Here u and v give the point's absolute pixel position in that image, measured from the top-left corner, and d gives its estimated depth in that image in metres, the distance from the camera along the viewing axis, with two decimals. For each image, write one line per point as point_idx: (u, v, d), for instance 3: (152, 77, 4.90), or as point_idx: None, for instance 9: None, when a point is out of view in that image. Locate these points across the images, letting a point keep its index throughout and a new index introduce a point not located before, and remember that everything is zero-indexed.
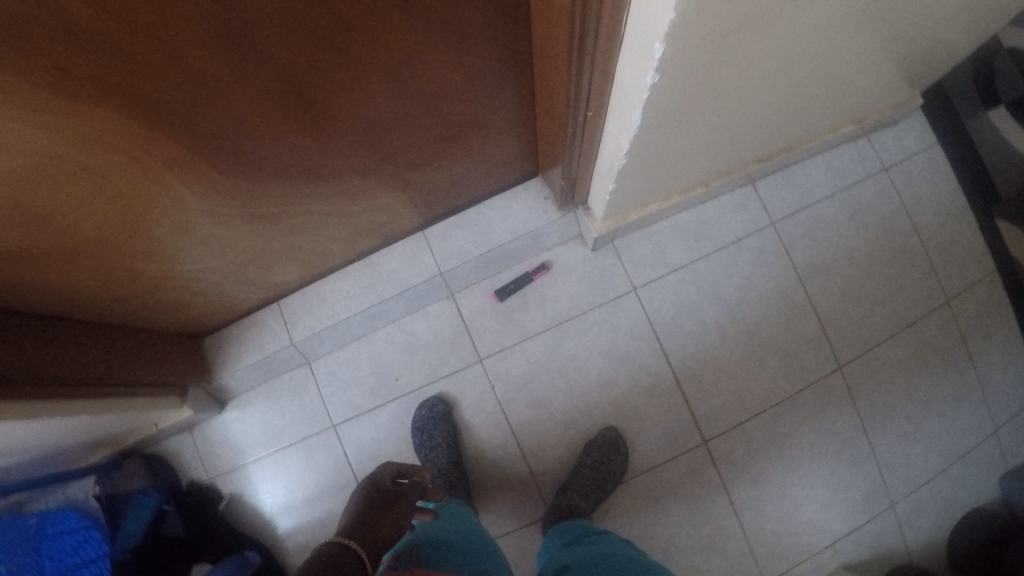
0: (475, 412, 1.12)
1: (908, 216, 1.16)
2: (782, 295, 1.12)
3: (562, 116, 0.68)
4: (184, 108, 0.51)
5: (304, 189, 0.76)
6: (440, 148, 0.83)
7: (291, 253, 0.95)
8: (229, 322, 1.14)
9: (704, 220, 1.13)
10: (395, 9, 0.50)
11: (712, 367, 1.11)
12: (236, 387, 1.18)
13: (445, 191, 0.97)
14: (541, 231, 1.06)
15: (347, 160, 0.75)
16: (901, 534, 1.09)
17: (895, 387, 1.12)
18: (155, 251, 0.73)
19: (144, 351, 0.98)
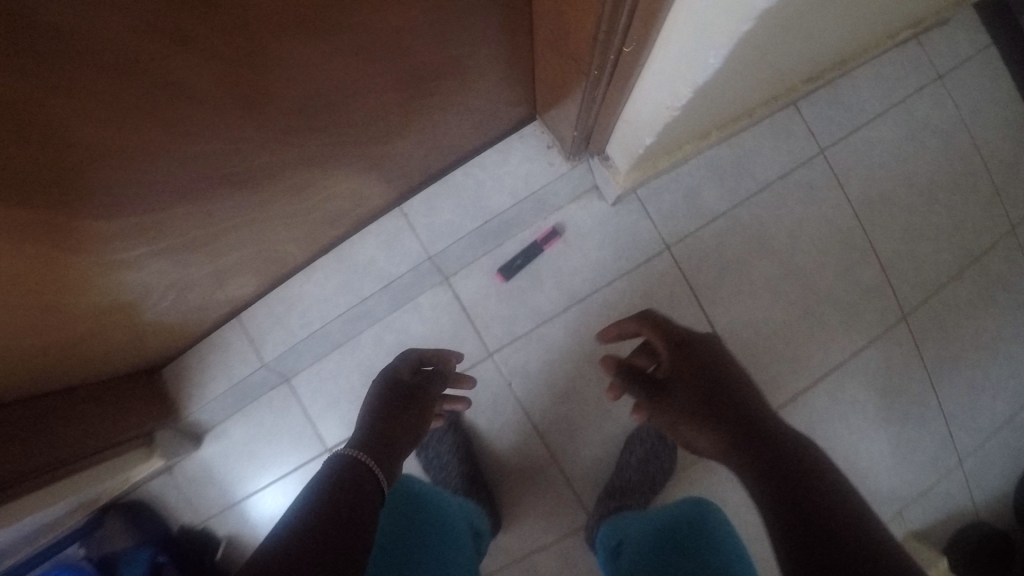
0: (493, 417, 0.92)
1: (969, 132, 1.01)
2: (836, 238, 0.96)
3: (584, 45, 0.46)
4: (52, 164, 0.37)
5: (255, 205, 0.60)
6: (419, 122, 0.66)
7: (239, 265, 0.75)
8: (188, 349, 0.98)
9: (743, 154, 0.92)
10: None
11: (764, 332, 0.93)
12: (209, 420, 1.02)
13: (421, 158, 0.75)
14: (549, 190, 0.85)
15: (305, 160, 0.59)
16: (968, 491, 0.98)
17: (962, 332, 0.99)
18: (50, 317, 0.54)
19: (80, 412, 0.79)
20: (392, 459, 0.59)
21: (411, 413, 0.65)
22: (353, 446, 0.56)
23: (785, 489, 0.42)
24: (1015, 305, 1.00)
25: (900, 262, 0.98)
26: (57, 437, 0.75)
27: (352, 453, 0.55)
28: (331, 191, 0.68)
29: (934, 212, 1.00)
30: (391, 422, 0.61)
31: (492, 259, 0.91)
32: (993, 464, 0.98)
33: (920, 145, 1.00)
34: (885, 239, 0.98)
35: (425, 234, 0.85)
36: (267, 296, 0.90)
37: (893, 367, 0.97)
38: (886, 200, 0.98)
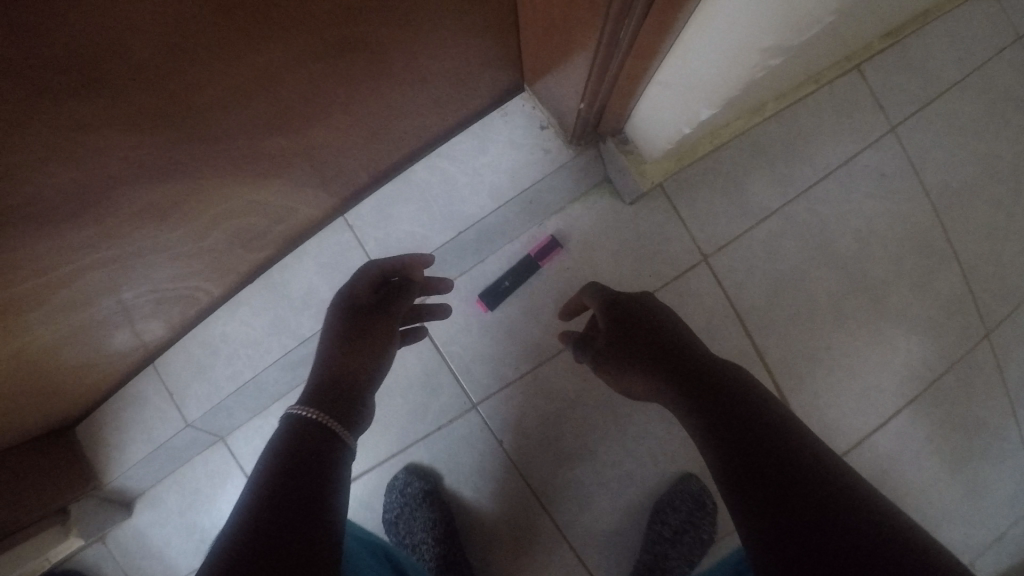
0: (480, 486, 0.69)
1: None
2: (911, 237, 0.75)
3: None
4: None
5: (142, 247, 0.43)
6: (376, 127, 0.49)
7: (121, 314, 0.54)
8: (101, 404, 0.79)
9: (795, 135, 0.72)
10: None
11: (824, 361, 0.73)
12: (140, 485, 0.83)
13: (360, 148, 0.51)
14: (542, 187, 0.65)
15: (222, 189, 0.42)
16: None
17: None
18: None
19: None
20: (357, 400, 0.48)
21: (374, 347, 0.52)
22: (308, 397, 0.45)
23: (751, 442, 0.37)
24: None
25: (987, 264, 0.77)
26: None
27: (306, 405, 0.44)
28: (224, 208, 0.45)
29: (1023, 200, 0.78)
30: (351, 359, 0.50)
31: (468, 280, 0.69)
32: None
33: (1002, 119, 0.79)
34: (966, 235, 0.76)
35: (378, 252, 0.65)
36: (186, 338, 0.70)
37: (971, 396, 0.76)
38: (966, 185, 0.77)
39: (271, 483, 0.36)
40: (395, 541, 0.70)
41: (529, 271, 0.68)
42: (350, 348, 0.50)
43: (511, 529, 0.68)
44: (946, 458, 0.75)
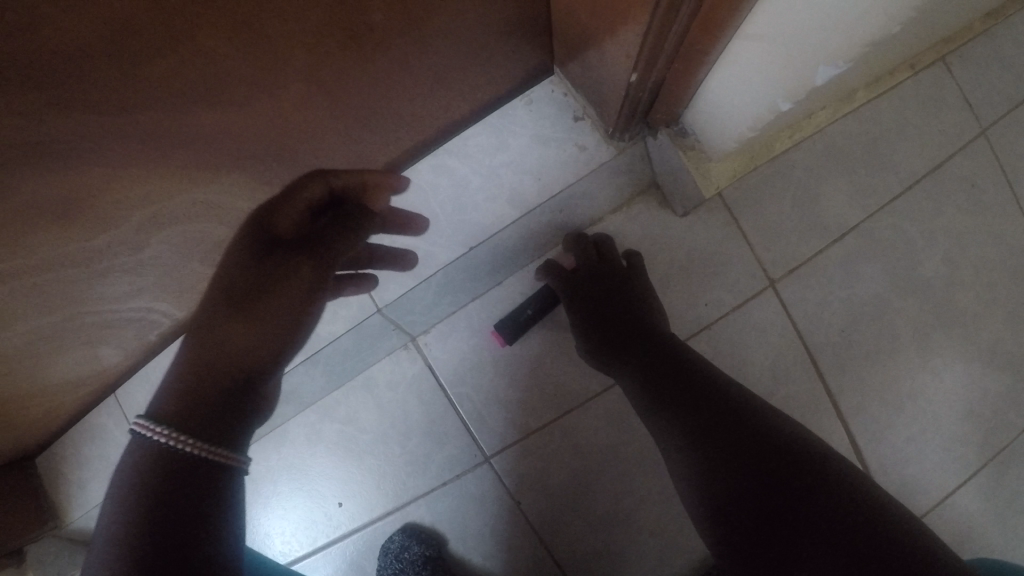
0: (491, 553, 0.58)
1: None
2: (1016, 259, 0.62)
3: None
4: None
5: (56, 262, 0.33)
6: (368, 108, 0.40)
7: (56, 343, 0.44)
8: (61, 437, 0.69)
9: (876, 137, 0.61)
10: None
11: (908, 408, 0.61)
12: None
13: (336, 131, 0.40)
14: (572, 196, 0.54)
15: (169, 182, 0.33)
16: None
17: None
18: None
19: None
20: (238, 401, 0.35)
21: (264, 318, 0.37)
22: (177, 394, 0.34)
23: (732, 431, 0.40)
24: None
25: None
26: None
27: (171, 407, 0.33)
28: (158, 209, 0.34)
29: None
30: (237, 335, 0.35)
31: (482, 307, 0.59)
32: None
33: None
34: None
35: None
36: (149, 364, 0.61)
37: None
38: None
39: (136, 541, 0.29)
40: None
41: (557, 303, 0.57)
42: (236, 303, 0.36)
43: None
44: None
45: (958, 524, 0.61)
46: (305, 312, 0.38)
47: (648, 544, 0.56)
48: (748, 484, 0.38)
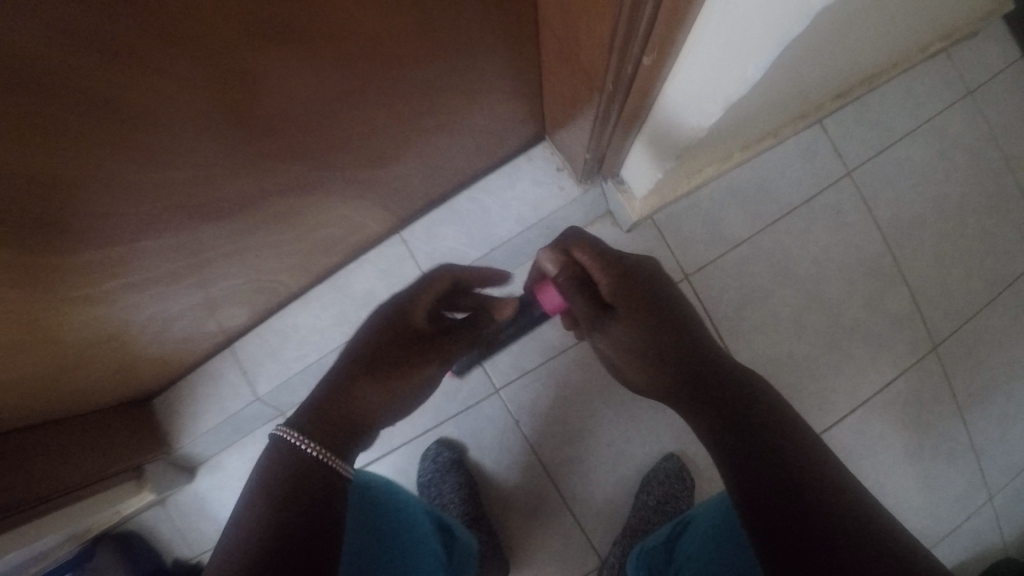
0: (498, 455, 0.91)
1: (1001, 149, 0.95)
2: (862, 263, 0.91)
3: (605, 10, 0.39)
4: (49, 204, 0.37)
5: (241, 237, 0.60)
6: (416, 162, 0.68)
7: (226, 291, 0.71)
8: (177, 377, 0.93)
9: (765, 179, 0.89)
10: (335, 22, 0.38)
11: (789, 366, 0.89)
12: (200, 452, 0.96)
13: (398, 176, 0.68)
14: (560, 217, 0.81)
15: (306, 196, 0.61)
16: (1002, 531, 0.91)
17: (997, 361, 0.92)
18: (15, 353, 0.52)
19: (36, 450, 0.72)
20: (359, 415, 0.56)
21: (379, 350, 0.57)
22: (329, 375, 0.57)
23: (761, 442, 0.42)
24: None
25: (930, 290, 0.92)
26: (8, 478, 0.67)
27: (305, 416, 0.54)
28: (310, 203, 0.62)
29: (967, 236, 0.93)
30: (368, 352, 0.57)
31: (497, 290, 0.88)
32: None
33: (951, 164, 0.94)
34: (915, 264, 0.92)
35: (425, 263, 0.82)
36: (261, 326, 0.87)
37: (920, 401, 0.90)
38: (914, 223, 0.92)
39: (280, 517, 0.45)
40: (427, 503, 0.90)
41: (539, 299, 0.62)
42: (370, 369, 0.56)
43: (523, 487, 0.91)
44: (894, 454, 0.90)
45: None
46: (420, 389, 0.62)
47: (602, 452, 0.91)
48: (751, 473, 0.41)
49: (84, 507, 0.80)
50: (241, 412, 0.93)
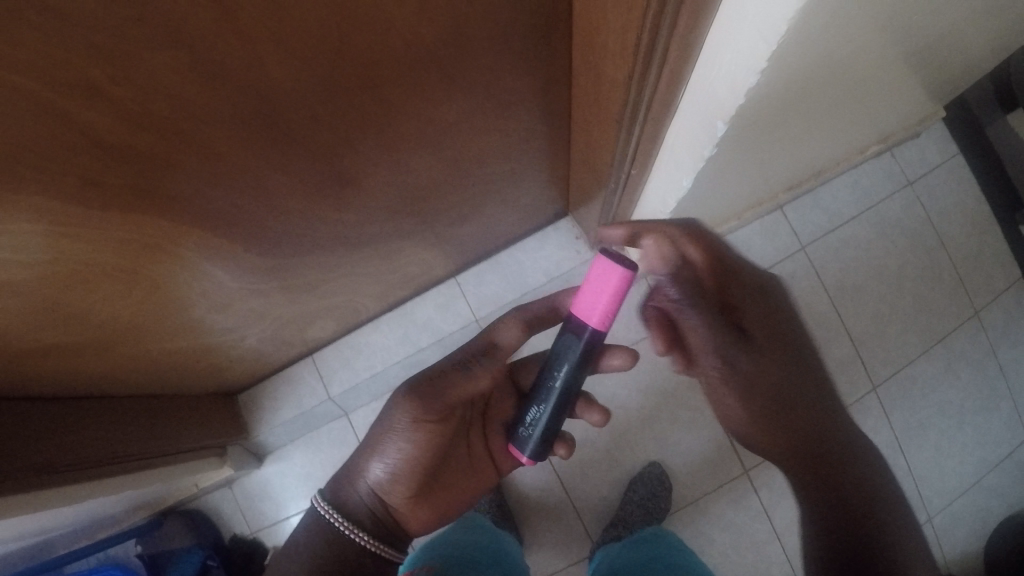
0: None
1: (935, 229, 1.18)
2: (813, 318, 1.16)
3: (611, 111, 0.66)
4: (227, 201, 0.56)
5: (344, 257, 0.86)
6: (465, 212, 0.94)
7: (328, 305, 0.98)
8: (264, 378, 1.17)
9: (734, 251, 1.17)
10: (431, 86, 0.58)
11: None
12: (273, 442, 1.19)
13: (453, 218, 0.94)
14: (575, 272, 1.15)
15: (389, 226, 0.86)
16: (941, 547, 1.10)
17: (928, 401, 1.14)
18: (192, 327, 0.77)
19: (178, 412, 0.96)
20: (376, 488, 0.74)
21: (385, 434, 0.72)
22: (354, 454, 0.76)
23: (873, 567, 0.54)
24: (975, 379, 1.15)
25: (870, 342, 1.15)
26: (164, 430, 0.91)
27: (338, 491, 0.75)
28: (396, 244, 0.92)
29: (903, 298, 1.17)
30: (382, 436, 0.72)
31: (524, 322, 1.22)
32: (958, 522, 1.11)
33: (892, 241, 1.18)
34: (857, 320, 1.16)
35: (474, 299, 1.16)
36: (343, 341, 1.17)
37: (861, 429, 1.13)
38: (856, 286, 1.17)
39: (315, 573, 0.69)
40: None
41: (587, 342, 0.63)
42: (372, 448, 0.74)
43: (537, 480, 1.15)
44: None
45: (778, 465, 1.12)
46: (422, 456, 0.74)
47: (598, 456, 1.14)
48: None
49: (183, 467, 0.99)
50: (313, 409, 1.16)
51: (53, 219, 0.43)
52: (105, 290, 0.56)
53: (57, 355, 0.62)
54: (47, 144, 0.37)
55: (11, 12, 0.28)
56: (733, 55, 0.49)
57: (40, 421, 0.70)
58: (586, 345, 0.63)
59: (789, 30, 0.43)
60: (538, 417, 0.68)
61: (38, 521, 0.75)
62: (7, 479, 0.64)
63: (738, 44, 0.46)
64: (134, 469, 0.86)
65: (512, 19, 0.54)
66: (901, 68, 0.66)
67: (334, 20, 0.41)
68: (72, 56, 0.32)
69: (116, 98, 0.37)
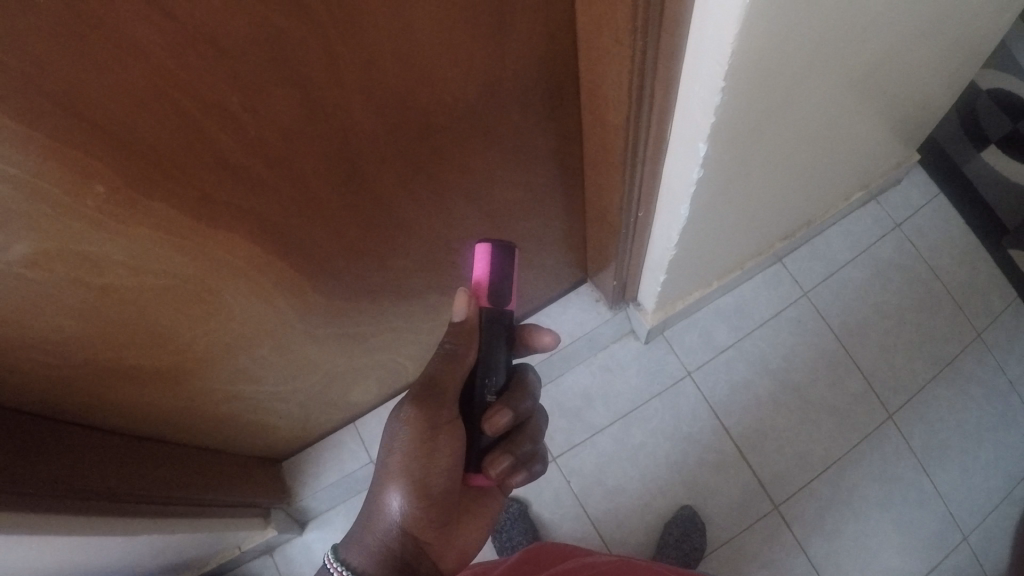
0: (555, 508, 1.18)
1: (927, 264, 1.27)
2: (824, 356, 1.22)
3: (615, 156, 0.76)
4: (302, 235, 0.66)
5: (390, 309, 0.94)
6: None
7: (371, 364, 1.06)
8: (307, 445, 1.23)
9: (743, 301, 1.25)
10: (473, 140, 0.69)
11: (773, 435, 1.19)
12: (315, 508, 1.23)
13: None
14: (597, 331, 1.22)
15: (430, 280, 0.95)
16: (981, 566, 1.11)
17: (944, 424, 1.18)
18: (249, 373, 0.85)
19: (226, 468, 1.02)
20: (395, 530, 0.70)
21: (394, 464, 0.69)
22: (369, 499, 0.72)
23: None
24: (988, 398, 1.20)
25: (882, 375, 1.21)
26: (213, 481, 0.97)
27: (352, 549, 0.70)
28: (432, 300, 1.00)
29: (906, 332, 1.24)
30: (392, 466, 0.70)
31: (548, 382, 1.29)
32: (994, 540, 1.13)
33: (887, 280, 1.26)
34: (866, 356, 1.22)
35: None
36: (381, 408, 1.24)
37: (883, 457, 1.17)
38: (861, 325, 1.24)
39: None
40: (499, 546, 1.17)
41: (486, 320, 0.67)
42: (384, 478, 0.70)
43: (575, 534, 1.16)
44: (869, 502, 1.15)
45: (805, 501, 1.15)
46: (434, 484, 0.69)
47: (633, 504, 1.17)
48: None
49: (231, 523, 1.03)
50: (356, 472, 1.22)
51: (167, 224, 0.53)
52: (192, 312, 0.65)
53: (140, 379, 0.71)
54: (182, 158, 0.47)
55: (190, 45, 0.40)
56: (699, 85, 0.60)
57: (108, 453, 0.77)
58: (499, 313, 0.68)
59: (738, 56, 0.53)
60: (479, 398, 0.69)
61: (105, 562, 0.80)
62: (83, 496, 0.71)
63: (705, 70, 0.57)
64: (188, 514, 0.91)
65: (533, 83, 0.66)
66: (854, 93, 0.78)
67: (403, 73, 0.53)
68: (218, 84, 0.43)
69: (242, 123, 0.48)
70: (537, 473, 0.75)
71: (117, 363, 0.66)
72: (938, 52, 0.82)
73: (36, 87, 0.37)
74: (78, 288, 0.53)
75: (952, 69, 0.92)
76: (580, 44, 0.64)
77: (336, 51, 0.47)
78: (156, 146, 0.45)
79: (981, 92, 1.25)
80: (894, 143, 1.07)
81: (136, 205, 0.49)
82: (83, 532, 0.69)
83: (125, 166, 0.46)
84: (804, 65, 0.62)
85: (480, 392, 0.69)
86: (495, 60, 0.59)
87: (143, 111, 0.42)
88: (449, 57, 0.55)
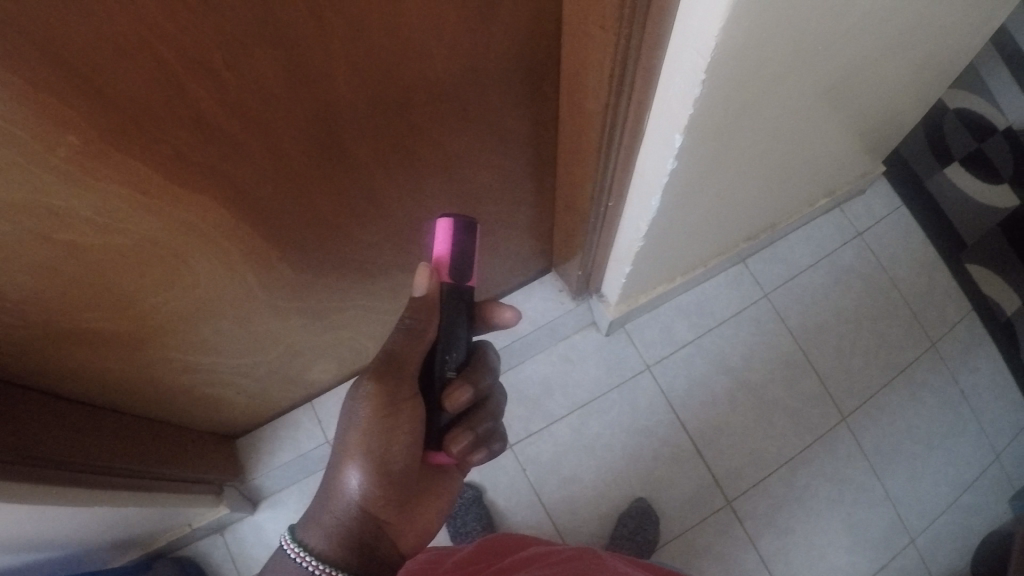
0: (510, 496, 1.18)
1: (886, 273, 1.31)
2: (781, 357, 1.25)
3: (590, 144, 0.76)
4: (274, 203, 0.64)
5: (355, 286, 0.93)
6: None
7: (334, 341, 1.05)
8: (263, 424, 1.21)
9: (704, 299, 1.27)
10: (452, 117, 0.68)
11: (728, 431, 1.21)
12: (268, 488, 1.21)
13: None
14: (560, 320, 1.23)
15: (396, 260, 0.93)
16: (925, 567, 1.16)
17: (895, 428, 1.23)
18: (208, 345, 0.83)
19: (178, 442, 0.99)
20: (353, 508, 0.69)
21: (353, 440, 0.69)
22: (327, 477, 0.71)
23: None
24: (938, 405, 1.24)
25: (836, 377, 1.25)
26: (165, 454, 0.94)
27: (309, 529, 0.69)
28: (398, 281, 0.99)
29: (861, 337, 1.27)
30: (349, 443, 0.69)
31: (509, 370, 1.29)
32: (938, 542, 1.17)
33: (846, 285, 1.30)
34: (821, 359, 1.26)
35: None
36: (339, 387, 1.22)
37: (834, 457, 1.20)
38: (817, 329, 1.27)
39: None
40: (453, 533, 1.17)
41: (447, 296, 0.66)
42: (342, 456, 0.69)
43: (530, 522, 1.16)
44: (819, 501, 1.18)
45: (756, 498, 1.18)
46: (393, 461, 0.69)
47: (589, 493, 1.18)
48: None
49: (184, 498, 1.01)
50: (311, 452, 1.20)
51: (136, 182, 0.51)
52: (155, 277, 0.63)
53: (96, 345, 0.69)
54: (159, 112, 0.46)
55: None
56: (680, 78, 0.60)
57: (59, 421, 0.74)
58: (459, 289, 0.66)
59: (721, 53, 0.54)
60: (439, 374, 0.68)
61: (51, 535, 0.77)
62: (32, 464, 0.68)
63: (688, 63, 0.57)
64: (139, 486, 0.89)
65: (514, 65, 0.65)
66: (831, 97, 0.79)
67: (390, 43, 0.52)
68: (202, 40, 0.42)
69: (224, 82, 0.46)
70: (498, 450, 0.76)
71: (74, 326, 0.63)
72: (912, 63, 0.84)
73: (10, 28, 0.35)
74: (39, 245, 0.51)
75: (922, 82, 0.94)
76: (564, 29, 0.63)
77: (325, 15, 0.45)
78: (133, 99, 0.44)
79: (948, 110, 1.30)
80: (860, 151, 1.10)
81: (107, 159, 0.47)
82: (30, 502, 0.66)
83: (97, 119, 0.44)
84: (784, 65, 0.63)
85: (440, 368, 0.68)
86: (481, 38, 0.58)
87: (121, 62, 0.41)
88: (434, 33, 0.54)
